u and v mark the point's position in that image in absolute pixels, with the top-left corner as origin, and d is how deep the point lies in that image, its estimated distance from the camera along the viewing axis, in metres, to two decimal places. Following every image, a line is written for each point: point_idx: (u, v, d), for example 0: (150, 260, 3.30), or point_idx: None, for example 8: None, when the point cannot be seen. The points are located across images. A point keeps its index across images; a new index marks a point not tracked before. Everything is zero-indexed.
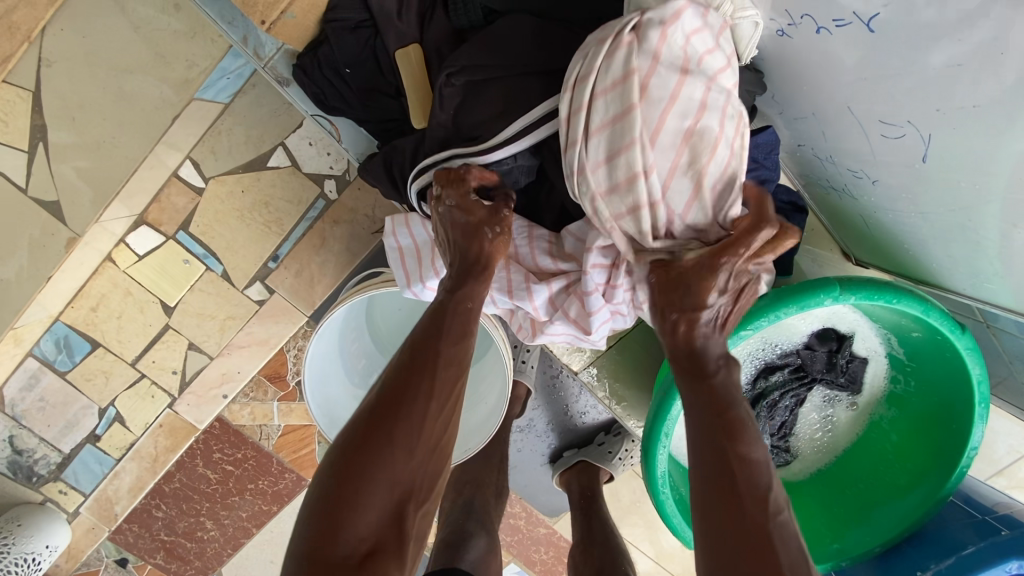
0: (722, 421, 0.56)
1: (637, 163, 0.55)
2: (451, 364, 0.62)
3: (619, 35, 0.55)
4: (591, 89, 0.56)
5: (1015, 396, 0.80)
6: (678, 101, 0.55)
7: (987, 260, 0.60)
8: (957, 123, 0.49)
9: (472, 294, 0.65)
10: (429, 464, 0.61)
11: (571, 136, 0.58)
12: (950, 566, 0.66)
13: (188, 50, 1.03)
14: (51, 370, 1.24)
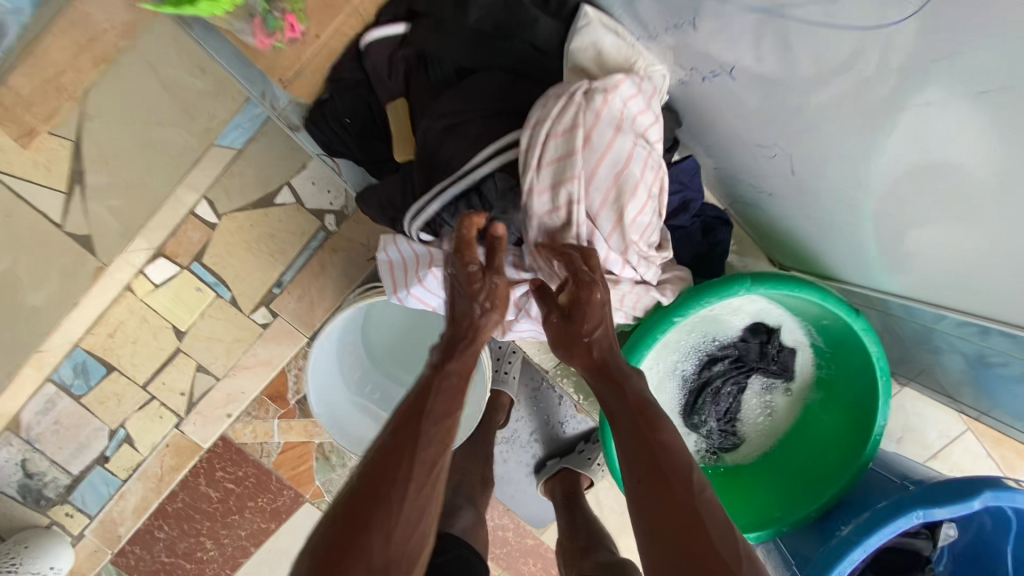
0: (642, 451, 0.66)
1: (572, 195, 0.74)
2: (434, 436, 0.70)
3: (572, 96, 0.71)
4: (546, 131, 0.72)
5: (930, 380, 0.92)
6: (610, 154, 0.73)
7: (868, 252, 0.74)
8: (806, 141, 0.66)
9: (455, 370, 0.76)
10: (414, 535, 0.64)
11: (527, 162, 0.74)
12: (866, 520, 0.78)
13: (210, 104, 1.13)
14: (67, 394, 1.34)
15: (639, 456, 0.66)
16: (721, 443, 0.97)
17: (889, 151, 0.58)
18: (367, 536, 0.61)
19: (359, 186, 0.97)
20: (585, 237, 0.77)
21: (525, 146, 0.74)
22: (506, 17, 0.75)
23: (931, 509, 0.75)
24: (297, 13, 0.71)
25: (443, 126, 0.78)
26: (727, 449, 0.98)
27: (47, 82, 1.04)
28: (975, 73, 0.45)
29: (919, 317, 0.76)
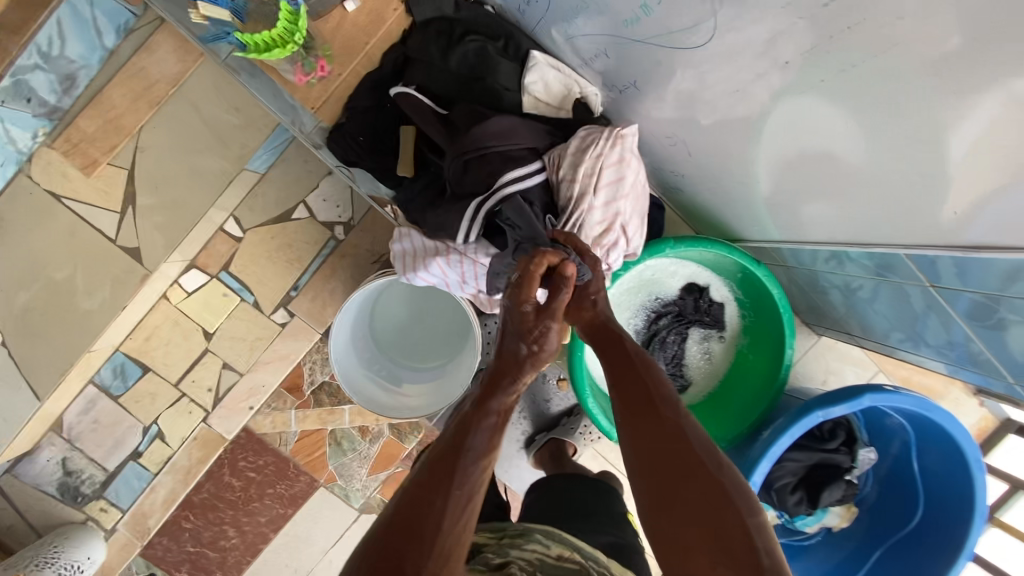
0: (645, 413, 0.77)
1: (619, 208, 0.96)
2: (472, 478, 0.71)
3: (616, 137, 0.93)
4: (604, 161, 0.93)
5: (833, 321, 1.15)
6: (638, 179, 0.97)
7: (759, 215, 0.97)
8: (697, 134, 0.90)
9: (495, 409, 0.79)
10: (449, 569, 0.64)
11: (584, 185, 0.94)
12: (780, 423, 1.00)
13: (241, 135, 1.36)
14: (107, 395, 1.51)
15: (642, 421, 0.77)
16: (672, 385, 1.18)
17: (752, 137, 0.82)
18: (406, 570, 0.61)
19: (372, 194, 1.16)
20: (619, 242, 0.98)
21: (583, 172, 0.93)
22: (477, 61, 0.99)
23: (825, 409, 0.97)
24: (326, 58, 0.99)
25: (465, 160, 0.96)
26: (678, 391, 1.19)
27: (111, 123, 1.27)
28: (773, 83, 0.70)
29: (801, 259, 0.99)
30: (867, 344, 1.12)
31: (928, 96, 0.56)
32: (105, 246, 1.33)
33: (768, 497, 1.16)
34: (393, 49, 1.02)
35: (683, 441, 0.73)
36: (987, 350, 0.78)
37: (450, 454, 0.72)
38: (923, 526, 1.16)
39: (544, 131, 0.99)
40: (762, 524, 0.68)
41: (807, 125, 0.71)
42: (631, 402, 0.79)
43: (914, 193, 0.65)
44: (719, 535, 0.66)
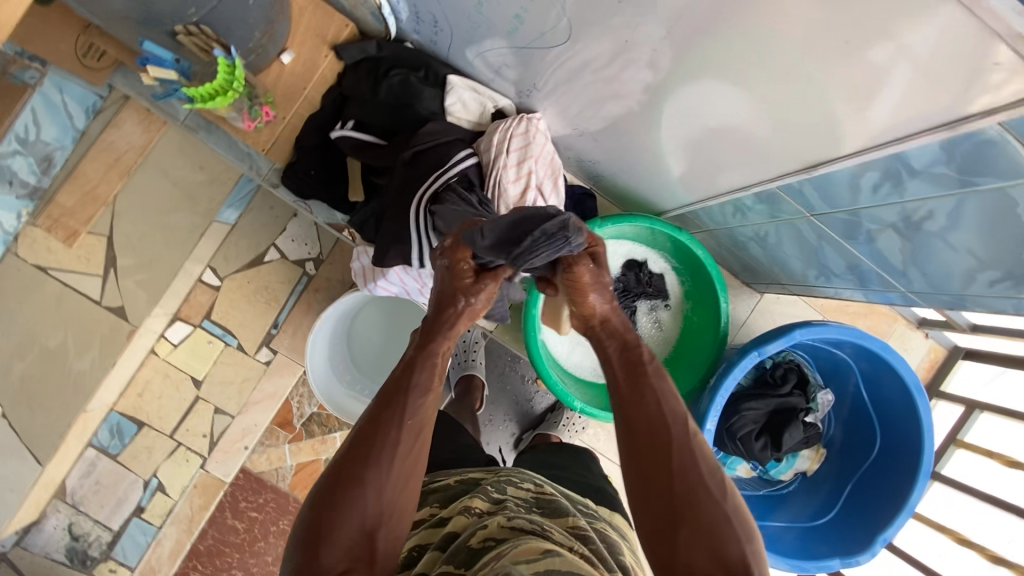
0: (650, 438, 0.74)
1: (532, 166, 1.06)
2: (421, 414, 0.85)
3: (523, 116, 1.08)
4: (512, 131, 1.05)
5: (764, 276, 1.25)
6: (547, 149, 1.09)
7: (670, 183, 1.08)
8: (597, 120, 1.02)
9: (437, 351, 0.90)
10: (397, 487, 0.80)
11: (499, 151, 1.05)
12: (725, 369, 1.10)
13: (208, 190, 1.48)
14: (106, 454, 1.58)
15: (645, 445, 0.74)
16: None
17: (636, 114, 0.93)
18: (362, 491, 0.77)
19: (328, 222, 1.27)
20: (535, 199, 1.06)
21: (498, 141, 1.05)
22: (401, 90, 1.12)
23: (757, 349, 1.08)
24: (269, 104, 1.09)
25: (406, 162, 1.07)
26: None
27: (88, 196, 1.39)
28: (630, 68, 0.82)
29: (715, 218, 1.10)
30: (799, 289, 1.21)
31: (784, 70, 0.63)
32: (92, 309, 1.43)
33: (734, 447, 1.23)
34: (330, 93, 1.15)
35: (688, 469, 0.72)
36: (879, 267, 0.88)
37: (398, 397, 0.84)
38: (884, 455, 1.21)
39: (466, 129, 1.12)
40: (756, 549, 0.69)
41: (699, 103, 0.79)
42: (634, 426, 0.76)
43: (786, 146, 0.74)
44: (722, 568, 0.67)
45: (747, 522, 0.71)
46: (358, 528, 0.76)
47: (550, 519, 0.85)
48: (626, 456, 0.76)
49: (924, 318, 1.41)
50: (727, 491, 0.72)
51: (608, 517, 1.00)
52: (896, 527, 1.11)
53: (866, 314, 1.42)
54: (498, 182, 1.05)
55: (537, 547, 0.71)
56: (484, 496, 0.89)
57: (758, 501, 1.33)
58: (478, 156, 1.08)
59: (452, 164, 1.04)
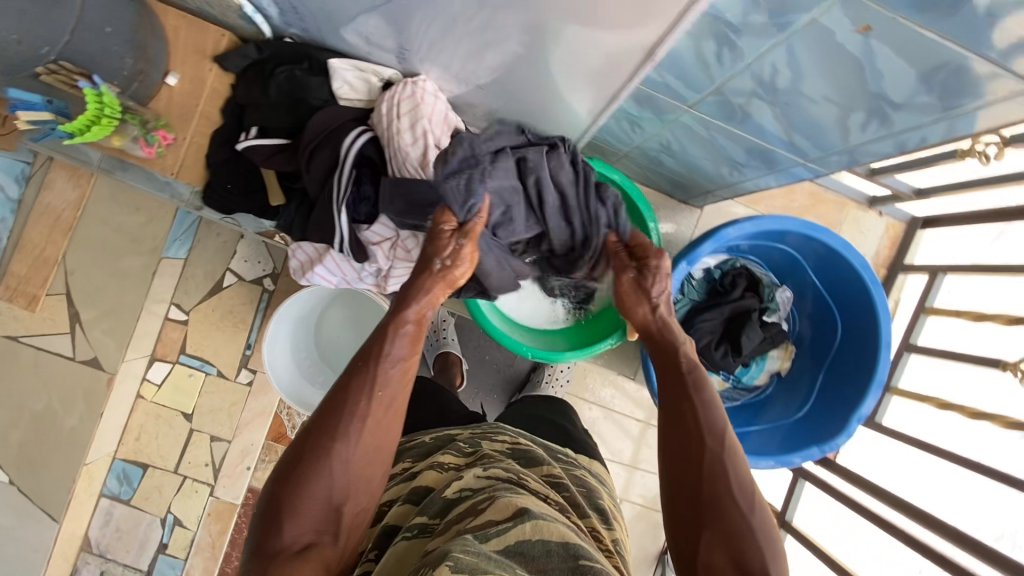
0: (686, 444, 0.78)
1: (424, 126, 1.03)
2: (391, 382, 0.84)
3: (408, 81, 1.07)
4: (398, 98, 1.05)
5: (695, 188, 1.25)
6: (438, 107, 1.07)
7: (568, 112, 1.07)
8: (475, 66, 1.02)
9: (408, 320, 0.90)
10: (363, 457, 0.79)
11: (389, 119, 1.05)
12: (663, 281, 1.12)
13: (152, 229, 1.51)
14: (119, 501, 1.64)
15: (682, 450, 0.78)
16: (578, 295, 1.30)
17: (503, 49, 0.93)
18: (327, 461, 0.76)
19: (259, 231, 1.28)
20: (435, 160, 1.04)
21: (386, 110, 1.05)
22: (288, 85, 1.13)
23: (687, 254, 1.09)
24: (163, 128, 1.10)
25: (309, 155, 1.08)
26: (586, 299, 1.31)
27: (38, 259, 1.43)
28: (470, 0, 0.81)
29: (622, 136, 1.10)
30: (725, 193, 1.20)
31: None
32: (68, 366, 1.47)
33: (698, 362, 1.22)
34: (225, 105, 1.17)
35: (720, 480, 0.74)
36: (771, 144, 0.87)
37: (369, 366, 0.84)
38: (847, 336, 1.20)
39: (361, 107, 1.13)
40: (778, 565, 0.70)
41: (538, 17, 0.78)
42: (674, 433, 0.80)
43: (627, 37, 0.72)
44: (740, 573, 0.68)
45: (772, 535, 0.72)
46: (323, 499, 0.75)
47: (525, 470, 0.86)
48: (664, 458, 0.80)
49: (873, 196, 1.38)
50: (756, 507, 0.73)
51: (587, 466, 1.01)
52: (869, 402, 1.11)
53: (814, 206, 1.40)
54: (397, 150, 1.05)
55: (511, 506, 0.69)
56: (456, 452, 0.91)
57: (738, 411, 1.32)
58: (374, 131, 1.10)
59: (343, 149, 1.06)
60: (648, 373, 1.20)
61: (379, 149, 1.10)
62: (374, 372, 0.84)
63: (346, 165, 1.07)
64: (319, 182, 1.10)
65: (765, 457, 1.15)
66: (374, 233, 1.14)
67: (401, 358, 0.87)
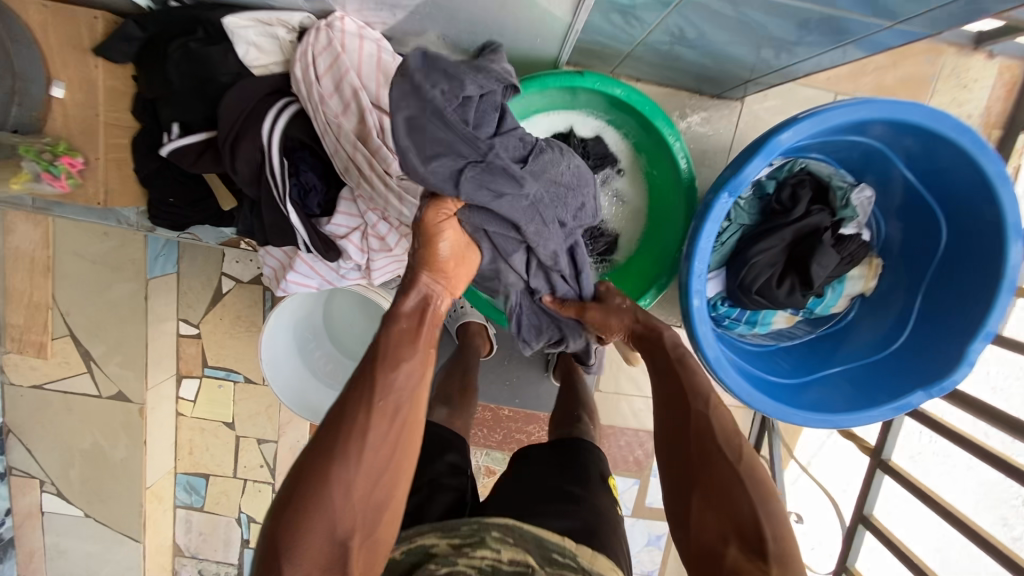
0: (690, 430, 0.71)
1: (352, 82, 0.81)
2: (397, 388, 0.66)
3: (318, 28, 0.83)
4: (312, 53, 0.82)
5: (727, 78, 0.94)
6: (364, 51, 0.83)
7: (538, 16, 0.79)
8: None
9: (404, 315, 0.70)
10: (370, 480, 0.63)
11: (308, 82, 0.82)
12: (694, 225, 0.83)
13: (126, 251, 1.37)
14: (194, 509, 1.69)
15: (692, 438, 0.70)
16: (600, 248, 1.03)
17: None
18: (326, 493, 0.61)
19: (221, 240, 1.12)
20: (379, 122, 0.83)
21: (301, 74, 0.82)
22: (189, 64, 0.90)
23: (738, 177, 0.78)
24: (68, 154, 0.94)
25: (230, 152, 0.86)
26: (610, 249, 1.04)
27: (30, 305, 1.37)
28: None
29: (616, 33, 0.81)
30: (772, 78, 0.93)
31: None
32: (98, 403, 1.46)
33: (757, 303, 0.99)
34: (136, 104, 0.98)
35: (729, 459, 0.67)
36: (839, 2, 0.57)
37: (368, 372, 0.65)
38: (963, 239, 0.91)
39: (279, 74, 0.90)
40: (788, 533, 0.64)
41: None
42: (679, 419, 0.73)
43: None
44: (737, 535, 0.64)
45: (769, 489, 0.66)
46: (327, 532, 0.61)
47: None
48: (669, 446, 0.73)
49: (979, 32, 1.02)
50: (767, 493, 0.65)
51: (587, 568, 0.69)
52: (999, 314, 0.84)
53: (895, 63, 1.05)
54: (326, 121, 0.83)
55: None
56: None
57: (812, 349, 1.08)
58: (299, 103, 0.87)
59: (265, 137, 0.84)
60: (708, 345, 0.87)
61: (309, 125, 0.87)
62: (381, 378, 0.65)
63: (274, 154, 0.85)
64: (253, 183, 0.89)
65: (844, 417, 0.91)
66: (336, 224, 0.95)
67: (413, 362, 0.67)
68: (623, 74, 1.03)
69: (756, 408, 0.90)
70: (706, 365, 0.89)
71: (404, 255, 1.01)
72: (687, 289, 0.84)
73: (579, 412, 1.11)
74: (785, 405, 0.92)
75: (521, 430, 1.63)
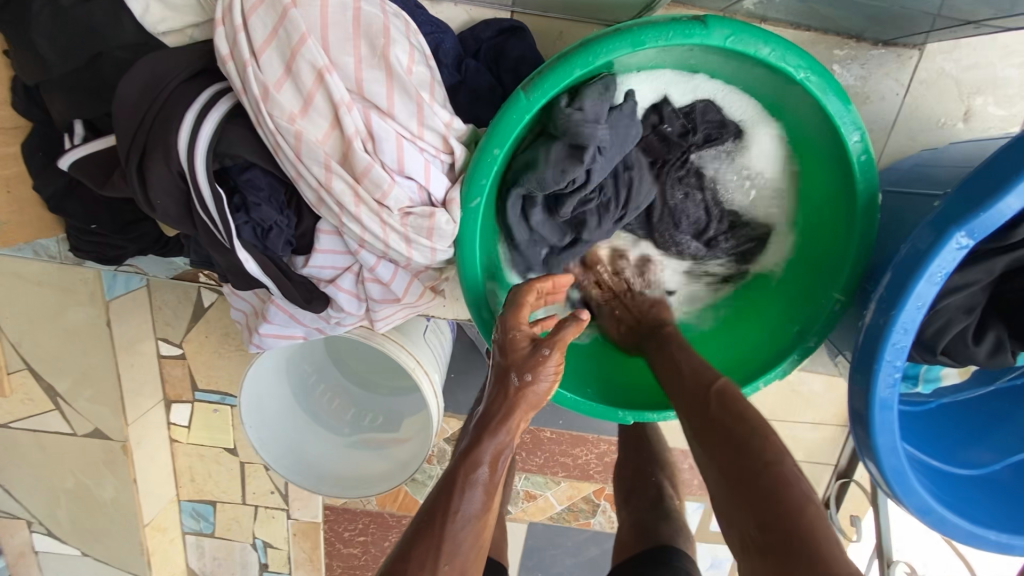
0: (710, 418, 0.58)
1: (313, 63, 0.50)
2: (462, 550, 0.57)
3: None
4: (240, 12, 0.51)
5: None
6: (329, 3, 0.52)
7: None
8: None
9: (479, 456, 0.59)
10: None
11: (239, 63, 0.51)
12: (890, 283, 0.50)
13: (74, 270, 1.11)
14: (204, 535, 1.44)
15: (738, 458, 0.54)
16: (740, 248, 0.70)
17: None
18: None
19: (172, 273, 0.91)
20: (364, 125, 0.52)
21: (229, 49, 0.52)
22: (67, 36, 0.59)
23: (992, 212, 0.45)
24: None
25: (139, 178, 0.56)
26: (756, 247, 0.70)
27: None
28: None
29: None
30: (1006, 23, 0.62)
31: None
32: (77, 442, 1.27)
33: (934, 363, 0.66)
34: (12, 91, 0.66)
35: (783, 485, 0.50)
36: None
37: (433, 528, 0.57)
38: None
39: (204, 43, 0.58)
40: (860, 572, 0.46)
41: None
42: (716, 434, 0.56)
43: None
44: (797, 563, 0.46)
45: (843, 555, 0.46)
46: None
47: None
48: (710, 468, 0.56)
49: None
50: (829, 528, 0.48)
51: None
52: None
53: None
54: (274, 126, 0.51)
55: None
56: None
57: (987, 407, 0.76)
58: (235, 94, 0.56)
59: (185, 158, 0.54)
60: (889, 464, 0.55)
61: (254, 130, 0.57)
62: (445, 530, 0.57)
63: (202, 183, 0.54)
64: (185, 222, 0.59)
65: None
66: (316, 270, 0.65)
67: (474, 514, 0.58)
68: (740, 13, 0.69)
69: (947, 535, 0.60)
70: (878, 478, 0.58)
71: (419, 302, 0.71)
72: (869, 377, 0.52)
73: (660, 476, 0.89)
74: (988, 525, 0.61)
75: (565, 453, 1.29)
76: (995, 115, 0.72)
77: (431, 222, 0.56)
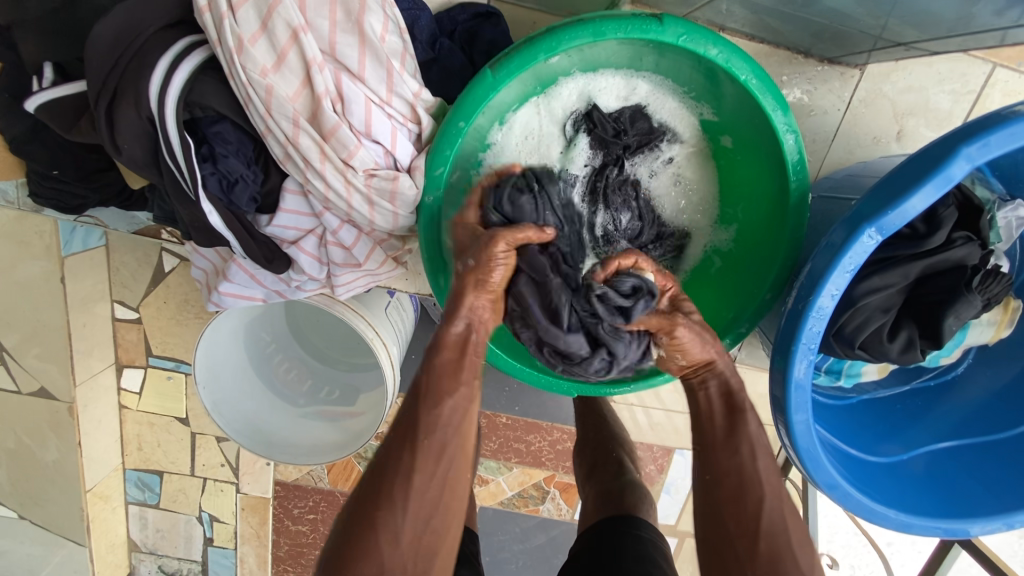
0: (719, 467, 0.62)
1: (289, 21, 0.53)
2: (443, 423, 0.58)
3: None
4: None
5: (857, 19, 0.63)
6: None
7: None
8: None
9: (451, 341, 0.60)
10: (420, 517, 0.56)
11: (215, 14, 0.53)
12: (810, 275, 0.56)
13: (31, 222, 1.10)
14: (149, 506, 1.41)
15: (727, 504, 0.61)
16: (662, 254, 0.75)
17: None
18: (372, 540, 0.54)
19: (132, 224, 0.94)
20: (335, 86, 0.55)
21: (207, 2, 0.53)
22: None
23: (897, 209, 0.51)
24: None
25: (107, 121, 0.57)
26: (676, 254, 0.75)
27: None
28: None
29: None
30: (931, 49, 0.69)
31: None
32: (22, 399, 1.25)
33: (853, 357, 0.72)
34: None
35: (764, 505, 0.60)
36: None
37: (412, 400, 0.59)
38: None
39: None
40: None
41: None
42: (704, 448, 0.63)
43: None
44: None
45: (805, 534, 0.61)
46: None
47: None
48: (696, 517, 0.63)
49: None
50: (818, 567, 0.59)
51: None
52: None
53: None
54: (247, 79, 0.53)
55: None
56: None
57: (902, 405, 0.83)
58: (209, 46, 0.58)
59: (155, 103, 0.55)
60: (797, 436, 0.61)
61: (225, 83, 0.58)
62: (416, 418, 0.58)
63: (172, 130, 0.55)
64: (151, 169, 0.60)
65: (966, 524, 0.66)
66: (279, 231, 0.66)
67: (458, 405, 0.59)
68: (701, 20, 0.74)
69: (849, 508, 0.67)
70: (793, 455, 0.64)
71: (380, 271, 0.72)
72: (787, 358, 0.58)
73: (622, 450, 0.92)
74: (890, 505, 0.67)
75: (520, 440, 1.31)
76: (926, 135, 0.79)
77: (394, 185, 0.59)
